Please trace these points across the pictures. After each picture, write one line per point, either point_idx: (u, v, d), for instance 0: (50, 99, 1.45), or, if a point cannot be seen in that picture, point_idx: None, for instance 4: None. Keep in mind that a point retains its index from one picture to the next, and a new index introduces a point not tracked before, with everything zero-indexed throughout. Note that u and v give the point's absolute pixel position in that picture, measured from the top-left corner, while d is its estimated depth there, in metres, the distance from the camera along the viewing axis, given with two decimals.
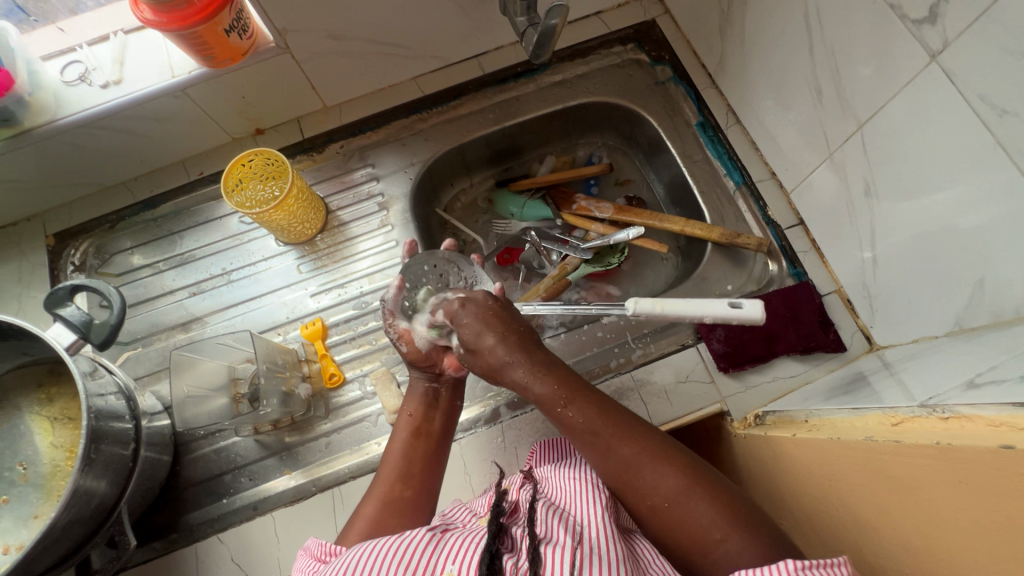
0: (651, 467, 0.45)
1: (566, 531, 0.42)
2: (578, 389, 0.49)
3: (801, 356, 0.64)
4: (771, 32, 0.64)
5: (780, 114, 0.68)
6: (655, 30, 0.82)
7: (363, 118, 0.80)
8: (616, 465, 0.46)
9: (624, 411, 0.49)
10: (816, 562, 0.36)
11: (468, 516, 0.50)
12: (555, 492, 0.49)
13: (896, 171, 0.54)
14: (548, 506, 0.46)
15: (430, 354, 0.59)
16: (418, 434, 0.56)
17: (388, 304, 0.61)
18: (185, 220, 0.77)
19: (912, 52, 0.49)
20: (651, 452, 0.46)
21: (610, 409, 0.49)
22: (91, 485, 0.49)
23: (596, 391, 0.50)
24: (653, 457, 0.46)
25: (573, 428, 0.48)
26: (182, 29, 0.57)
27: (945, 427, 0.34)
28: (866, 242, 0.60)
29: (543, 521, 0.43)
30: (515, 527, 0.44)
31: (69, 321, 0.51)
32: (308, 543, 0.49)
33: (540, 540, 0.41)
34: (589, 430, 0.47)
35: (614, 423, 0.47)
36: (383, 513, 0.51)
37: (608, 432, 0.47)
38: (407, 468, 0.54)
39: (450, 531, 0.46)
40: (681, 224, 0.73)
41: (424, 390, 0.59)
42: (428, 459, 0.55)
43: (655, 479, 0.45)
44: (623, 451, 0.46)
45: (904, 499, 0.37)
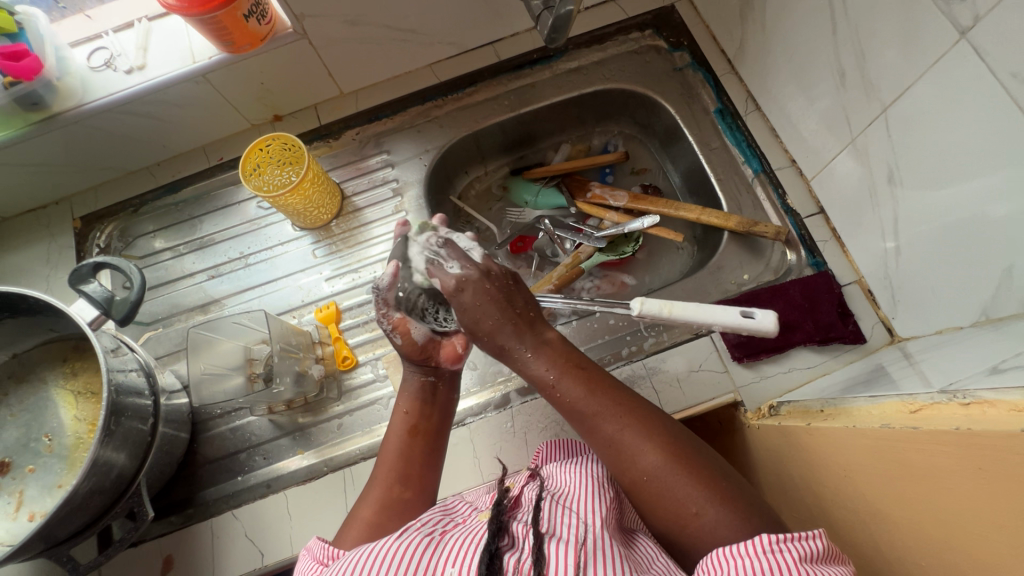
0: (636, 444, 0.45)
1: (569, 526, 0.42)
2: (568, 363, 0.49)
3: (819, 347, 0.63)
4: (793, 14, 0.63)
5: (801, 99, 0.66)
6: (673, 16, 0.81)
7: (379, 104, 0.80)
8: (600, 439, 0.47)
9: (613, 385, 0.48)
10: (789, 534, 0.37)
11: (469, 511, 0.49)
12: (559, 482, 0.48)
13: (922, 155, 0.52)
14: (551, 500, 0.45)
15: (426, 346, 0.56)
16: (415, 431, 0.56)
17: (383, 292, 0.53)
18: (206, 204, 0.79)
19: (940, 29, 0.47)
20: (637, 429, 0.45)
21: (598, 384, 0.48)
22: (110, 456, 0.51)
23: (586, 366, 0.49)
24: (637, 432, 0.45)
25: (561, 403, 0.48)
26: (202, 14, 0.58)
27: (965, 413, 0.33)
28: (889, 231, 0.58)
29: (546, 517, 0.43)
30: (516, 522, 0.43)
31: (92, 298, 0.53)
32: (311, 543, 0.48)
33: (543, 535, 0.41)
34: (577, 403, 0.47)
35: (601, 396, 0.47)
36: (382, 516, 0.51)
37: (595, 407, 0.47)
38: (403, 468, 0.54)
39: (451, 527, 0.46)
40: (697, 211, 0.72)
41: (419, 387, 0.57)
42: (422, 457, 0.55)
43: (639, 457, 0.44)
44: (610, 424, 0.46)
45: (921, 489, 0.36)
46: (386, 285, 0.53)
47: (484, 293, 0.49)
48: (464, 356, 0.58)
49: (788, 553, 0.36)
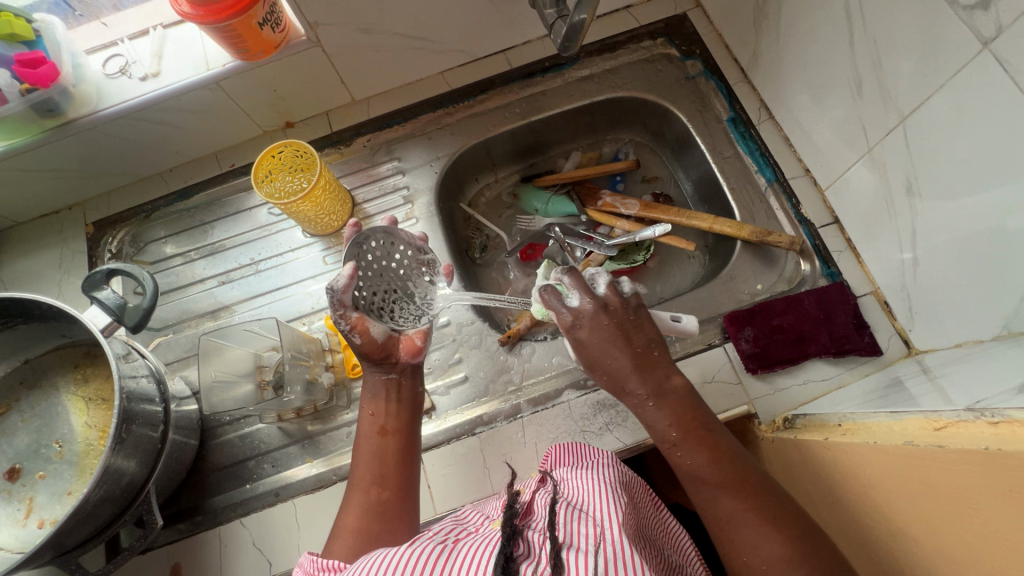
0: (755, 530, 0.45)
1: (586, 536, 0.40)
2: (695, 430, 0.50)
3: (834, 359, 0.62)
4: (808, 22, 0.62)
5: (816, 109, 0.65)
6: (685, 24, 0.80)
7: (391, 112, 0.80)
8: (716, 513, 0.47)
9: (739, 463, 0.49)
10: None
11: (481, 520, 0.49)
12: (572, 491, 0.47)
13: (941, 166, 0.51)
14: (567, 509, 0.44)
15: (387, 345, 0.55)
16: (382, 431, 0.55)
17: (341, 291, 0.50)
18: (217, 210, 0.79)
19: (959, 40, 0.46)
20: (760, 516, 0.45)
21: (727, 458, 0.49)
22: (121, 464, 0.51)
23: (717, 438, 0.50)
24: (759, 518, 0.45)
25: (682, 468, 0.50)
26: (217, 23, 0.59)
27: (993, 432, 0.32)
28: (907, 242, 0.58)
29: (562, 525, 0.41)
30: (531, 531, 0.41)
31: (104, 304, 0.53)
32: (301, 559, 0.48)
33: (560, 544, 0.39)
34: (695, 472, 0.49)
35: (724, 472, 0.48)
36: (365, 520, 0.50)
37: (718, 482, 0.48)
38: (375, 469, 0.53)
39: (464, 536, 0.45)
40: (709, 220, 0.72)
41: (380, 386, 0.57)
42: (392, 457, 0.54)
43: (758, 544, 0.44)
44: (729, 501, 0.47)
45: (946, 506, 0.35)
46: (345, 283, 0.49)
47: (595, 335, 0.50)
48: (424, 349, 0.57)
49: None
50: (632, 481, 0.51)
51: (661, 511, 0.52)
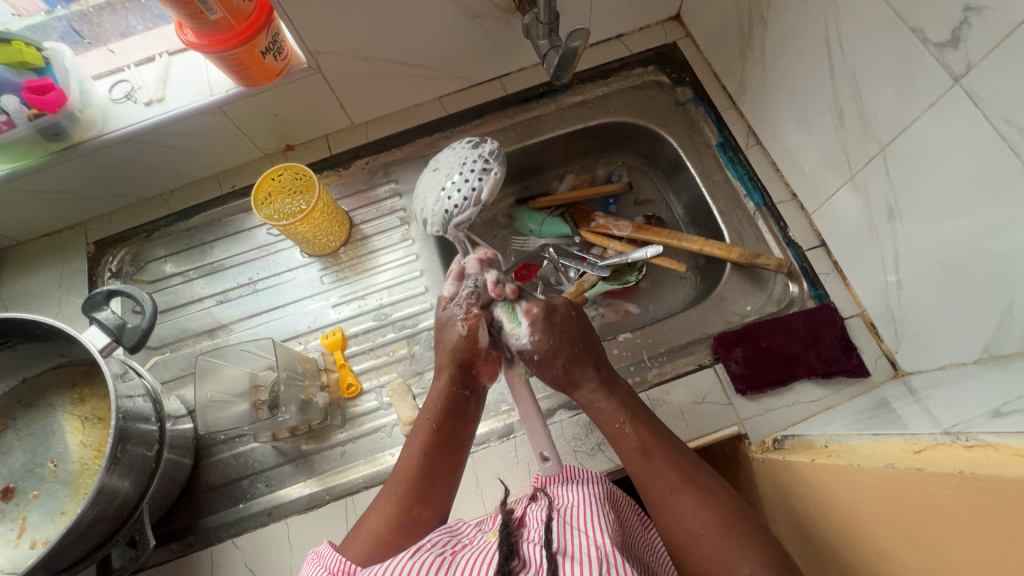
0: (694, 501, 0.49)
1: (579, 543, 0.41)
2: (635, 409, 0.55)
3: (822, 380, 0.63)
4: (790, 54, 0.64)
5: (801, 136, 0.67)
6: (675, 52, 0.83)
7: (389, 135, 0.82)
8: (657, 486, 0.50)
9: (677, 444, 0.53)
10: None
11: (474, 532, 0.49)
12: (567, 505, 0.47)
13: (920, 194, 0.53)
14: (561, 521, 0.45)
15: (476, 350, 0.59)
16: (442, 447, 0.55)
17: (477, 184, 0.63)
18: (216, 230, 0.81)
19: (933, 75, 0.48)
20: (697, 488, 0.49)
21: (663, 435, 0.53)
22: (115, 483, 0.51)
23: (651, 417, 0.55)
24: (698, 490, 0.49)
25: (628, 447, 0.53)
26: (222, 51, 0.61)
27: (969, 456, 0.33)
28: (890, 265, 0.59)
29: (557, 537, 0.42)
30: (526, 544, 0.42)
31: (104, 324, 0.54)
32: (320, 550, 0.49)
33: (555, 553, 0.40)
34: (642, 449, 0.52)
35: (669, 448, 0.52)
36: (396, 535, 0.51)
37: (662, 457, 0.51)
38: (423, 485, 0.53)
39: (460, 547, 0.46)
40: (699, 243, 0.73)
41: (449, 396, 0.58)
42: (442, 475, 0.54)
43: (695, 513, 0.48)
44: (671, 476, 0.50)
45: (923, 527, 0.36)
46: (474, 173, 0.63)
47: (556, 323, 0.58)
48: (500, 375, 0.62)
49: None
50: (615, 492, 0.52)
51: (649, 530, 0.53)
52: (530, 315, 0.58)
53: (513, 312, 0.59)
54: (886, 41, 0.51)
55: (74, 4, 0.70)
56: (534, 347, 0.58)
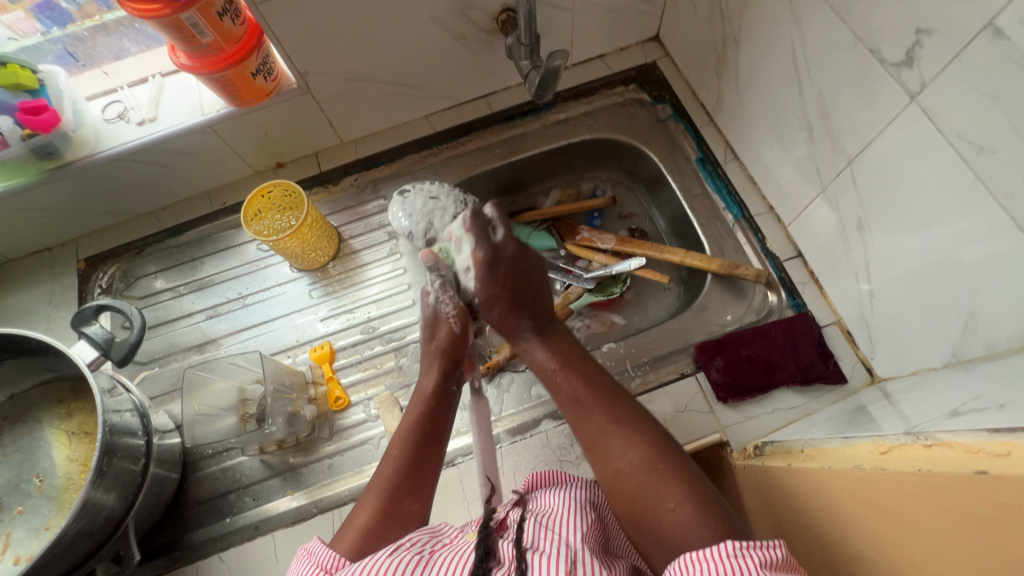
0: (625, 439, 0.47)
1: (550, 538, 0.43)
2: (570, 355, 0.54)
3: (801, 387, 0.64)
4: (762, 72, 0.67)
5: (775, 150, 0.70)
6: (655, 71, 0.86)
7: (377, 153, 0.84)
8: (589, 431, 0.49)
9: (612, 386, 0.51)
10: (754, 543, 0.38)
11: (457, 532, 0.50)
12: (544, 505, 0.49)
13: (885, 205, 0.55)
14: (536, 519, 0.46)
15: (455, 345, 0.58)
16: (428, 437, 0.54)
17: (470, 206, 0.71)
18: (207, 246, 0.82)
19: (892, 92, 0.50)
20: (629, 427, 0.48)
21: (599, 378, 0.52)
22: (101, 497, 0.51)
23: (587, 360, 0.54)
24: (629, 429, 0.48)
25: (560, 393, 0.52)
26: (213, 73, 0.63)
27: (929, 454, 0.34)
28: (862, 274, 0.61)
29: (529, 536, 0.44)
30: (502, 544, 0.44)
31: (92, 339, 0.54)
32: (311, 545, 0.48)
33: (525, 551, 0.42)
34: (574, 397, 0.51)
35: (601, 390, 0.50)
36: (382, 529, 0.49)
37: (592, 400, 0.50)
38: (412, 477, 0.51)
39: (438, 547, 0.46)
40: (681, 255, 0.75)
41: (436, 388, 0.56)
42: (426, 465, 0.52)
43: (625, 451, 0.47)
44: (602, 416, 0.49)
45: (891, 527, 0.37)
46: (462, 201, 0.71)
47: (496, 274, 0.56)
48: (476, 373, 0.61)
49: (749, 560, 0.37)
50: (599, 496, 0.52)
51: None
52: (473, 259, 0.57)
53: (462, 240, 0.58)
54: (848, 60, 0.54)
55: (69, 26, 0.72)
56: (477, 293, 0.58)
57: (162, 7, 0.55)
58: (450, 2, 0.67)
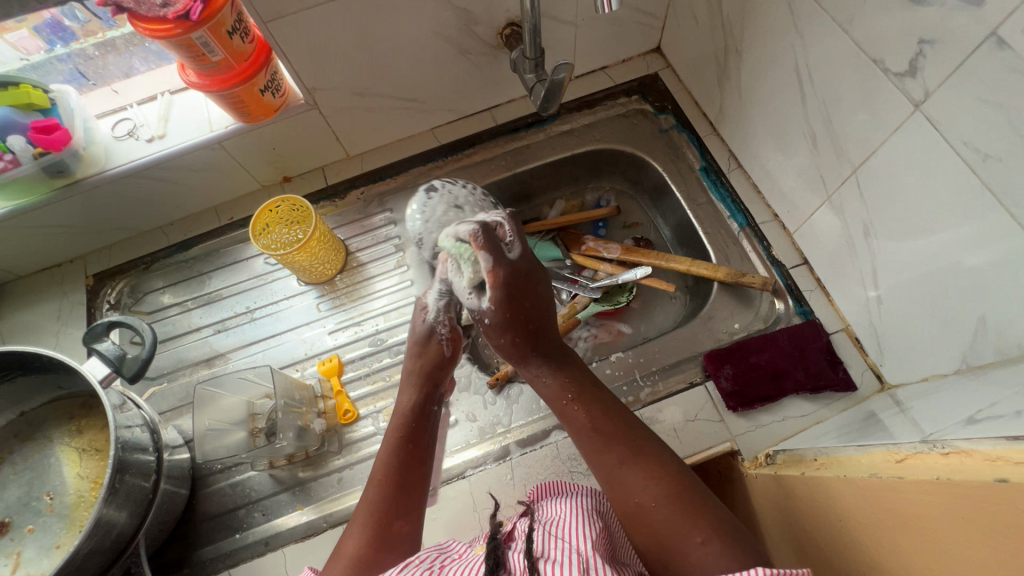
0: (644, 470, 0.47)
1: (561, 547, 0.43)
2: (584, 388, 0.54)
3: (811, 395, 0.64)
4: (765, 82, 0.68)
5: (779, 158, 0.70)
6: (657, 82, 0.87)
7: (383, 166, 0.85)
8: (607, 462, 0.49)
9: (626, 416, 0.52)
10: (786, 570, 0.37)
11: (464, 547, 0.50)
12: (551, 514, 0.49)
13: (892, 213, 0.55)
14: (544, 528, 0.46)
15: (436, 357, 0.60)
16: (411, 458, 0.54)
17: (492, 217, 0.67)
18: (214, 261, 0.82)
19: (896, 101, 0.50)
20: (646, 460, 0.48)
21: (613, 411, 0.52)
22: (112, 515, 0.51)
23: (602, 393, 0.54)
24: (647, 461, 0.48)
25: (576, 424, 0.52)
26: (222, 90, 0.64)
27: (945, 462, 0.34)
28: (870, 281, 0.61)
29: (539, 544, 0.44)
30: (513, 555, 0.44)
31: (104, 355, 0.54)
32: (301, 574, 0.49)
33: (537, 560, 0.42)
34: (591, 428, 0.51)
35: (616, 421, 0.51)
36: (372, 550, 0.49)
37: (611, 433, 0.50)
38: (399, 500, 0.52)
39: (448, 564, 0.46)
40: (687, 263, 0.75)
41: (414, 408, 0.57)
42: (415, 484, 0.53)
43: (646, 483, 0.47)
44: (619, 448, 0.49)
45: (908, 538, 0.37)
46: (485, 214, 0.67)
47: (510, 296, 0.55)
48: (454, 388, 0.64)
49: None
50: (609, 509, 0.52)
51: None
52: (491, 276, 0.55)
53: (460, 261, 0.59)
54: (850, 70, 0.54)
55: (74, 44, 0.72)
56: (488, 315, 0.56)
57: (173, 27, 0.56)
58: (455, 18, 0.68)
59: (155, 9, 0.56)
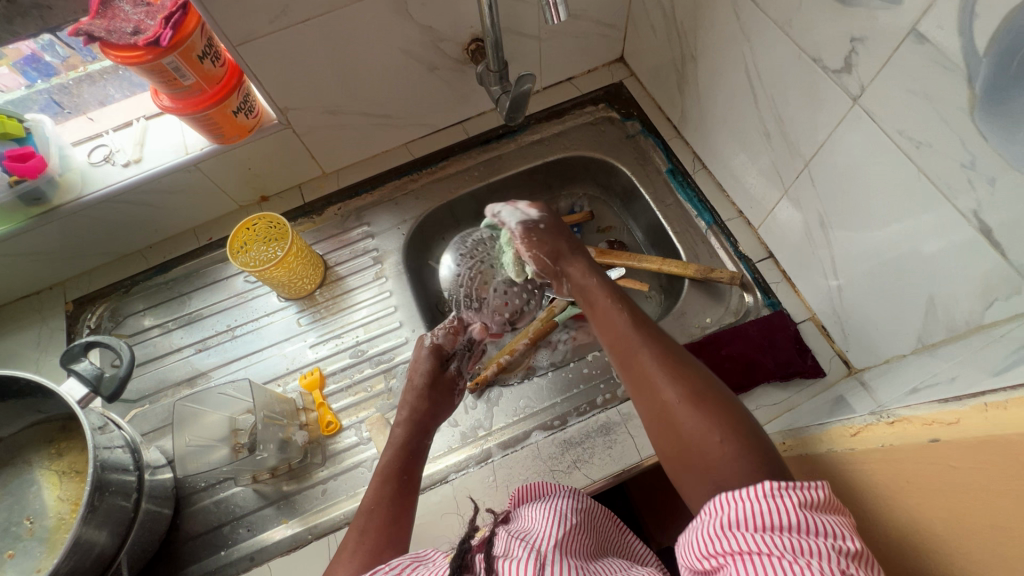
0: (670, 374, 0.48)
1: (522, 545, 0.44)
2: (621, 305, 0.56)
3: (782, 383, 0.66)
4: (720, 85, 0.71)
5: (740, 157, 0.73)
6: (622, 90, 0.90)
7: (359, 182, 0.87)
8: (635, 367, 0.51)
9: (665, 335, 0.54)
10: (790, 484, 0.36)
11: (437, 556, 0.47)
12: (527, 519, 0.49)
13: (843, 203, 0.58)
14: (511, 532, 0.47)
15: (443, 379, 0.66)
16: (402, 487, 0.56)
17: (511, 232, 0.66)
18: (195, 281, 0.83)
19: (836, 96, 0.53)
20: (677, 364, 0.49)
21: (648, 326, 0.54)
22: (92, 534, 0.52)
23: (637, 313, 0.56)
24: (675, 366, 0.49)
25: (608, 335, 0.55)
26: (195, 113, 0.66)
27: (891, 430, 0.36)
28: (830, 271, 0.64)
29: (501, 545, 0.45)
30: (476, 553, 0.45)
31: (82, 375, 0.55)
32: None
33: (496, 558, 0.43)
34: (624, 334, 0.53)
35: (656, 336, 0.52)
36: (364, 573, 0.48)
37: (640, 341, 0.52)
38: (389, 526, 0.52)
39: (418, 570, 0.45)
40: (658, 262, 0.77)
41: (406, 441, 0.60)
42: (403, 506, 0.54)
43: (670, 385, 0.48)
44: (651, 352, 0.51)
45: (874, 508, 0.38)
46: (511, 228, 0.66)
47: (545, 229, 0.65)
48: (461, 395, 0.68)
49: (788, 500, 0.35)
50: (592, 509, 0.52)
51: (628, 536, 0.54)
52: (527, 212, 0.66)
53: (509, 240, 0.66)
54: (794, 69, 0.57)
55: (55, 78, 0.75)
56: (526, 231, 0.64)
57: (144, 54, 0.59)
58: (421, 35, 0.71)
59: (125, 37, 0.58)
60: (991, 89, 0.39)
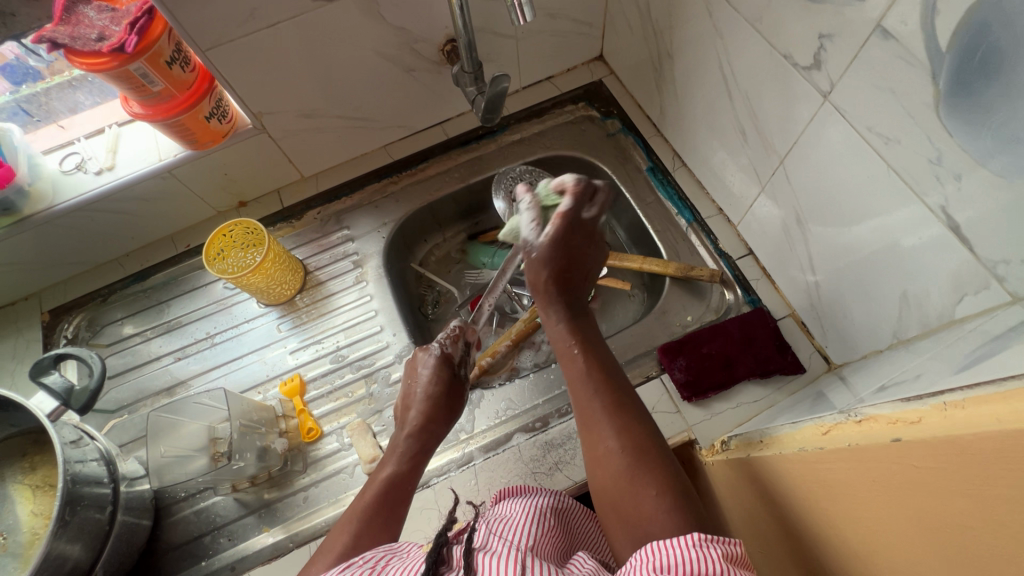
0: (620, 424, 0.49)
1: (502, 539, 0.43)
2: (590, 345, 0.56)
3: (762, 380, 0.66)
4: (696, 83, 0.71)
5: (718, 155, 0.73)
6: (602, 89, 0.90)
7: (338, 185, 0.86)
8: (586, 410, 0.51)
9: (625, 382, 0.53)
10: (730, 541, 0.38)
11: (411, 545, 0.48)
12: (500, 513, 0.50)
13: (817, 200, 0.58)
14: (489, 525, 0.47)
15: (454, 386, 0.64)
16: (400, 495, 0.55)
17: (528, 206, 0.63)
18: (173, 289, 0.82)
19: (808, 93, 0.53)
20: (625, 416, 0.50)
21: (612, 371, 0.54)
22: (64, 548, 0.51)
23: (607, 357, 0.55)
24: (627, 417, 0.49)
25: (570, 373, 0.54)
26: (166, 119, 0.65)
27: (857, 429, 0.36)
28: (808, 267, 0.64)
29: (478, 536, 0.44)
30: (452, 547, 0.44)
31: (52, 388, 0.54)
32: None
33: (474, 549, 0.42)
34: (580, 376, 0.53)
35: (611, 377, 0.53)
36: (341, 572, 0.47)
37: (598, 384, 0.52)
38: (379, 524, 0.51)
39: (391, 562, 0.44)
40: (639, 261, 0.77)
41: (407, 442, 0.59)
42: (396, 510, 0.53)
43: (614, 436, 0.48)
44: (605, 399, 0.51)
45: (840, 509, 0.38)
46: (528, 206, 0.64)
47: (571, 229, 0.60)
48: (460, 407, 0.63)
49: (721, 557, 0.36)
50: (570, 508, 0.53)
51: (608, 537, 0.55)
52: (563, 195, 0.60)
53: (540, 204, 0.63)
54: (767, 66, 0.57)
55: (43, 83, 0.74)
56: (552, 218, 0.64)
57: (109, 60, 0.58)
58: (395, 37, 0.70)
59: (90, 44, 0.58)
60: (954, 85, 0.39)
